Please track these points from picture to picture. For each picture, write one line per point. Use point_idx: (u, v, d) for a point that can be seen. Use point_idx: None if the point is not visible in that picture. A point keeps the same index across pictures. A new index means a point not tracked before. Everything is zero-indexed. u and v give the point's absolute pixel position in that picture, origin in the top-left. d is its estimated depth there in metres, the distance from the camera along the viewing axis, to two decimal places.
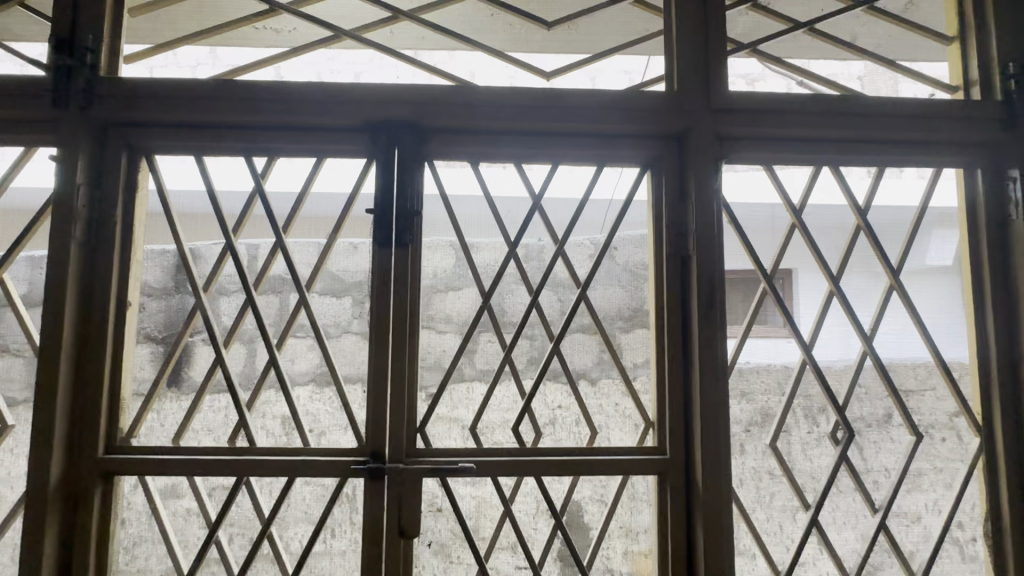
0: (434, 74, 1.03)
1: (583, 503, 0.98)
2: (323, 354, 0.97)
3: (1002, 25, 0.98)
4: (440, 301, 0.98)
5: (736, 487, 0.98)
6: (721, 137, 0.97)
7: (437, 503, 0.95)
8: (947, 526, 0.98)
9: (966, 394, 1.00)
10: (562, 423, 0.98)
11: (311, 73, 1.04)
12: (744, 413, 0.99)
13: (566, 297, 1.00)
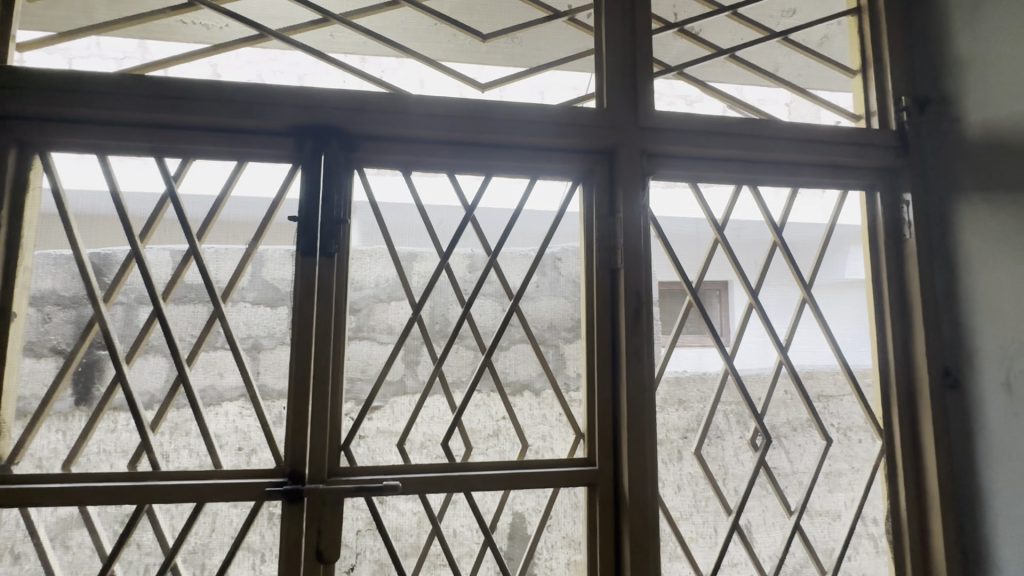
0: (379, 83, 1.01)
1: (526, 515, 0.96)
2: (251, 368, 0.92)
3: (896, 63, 1.08)
4: (382, 311, 0.95)
5: (675, 493, 1.00)
6: (648, 154, 1.01)
7: (376, 521, 0.91)
8: (856, 523, 1.04)
9: (869, 400, 1.07)
10: (505, 433, 0.96)
11: (250, 73, 0.97)
12: (681, 420, 1.02)
13: (509, 307, 0.99)
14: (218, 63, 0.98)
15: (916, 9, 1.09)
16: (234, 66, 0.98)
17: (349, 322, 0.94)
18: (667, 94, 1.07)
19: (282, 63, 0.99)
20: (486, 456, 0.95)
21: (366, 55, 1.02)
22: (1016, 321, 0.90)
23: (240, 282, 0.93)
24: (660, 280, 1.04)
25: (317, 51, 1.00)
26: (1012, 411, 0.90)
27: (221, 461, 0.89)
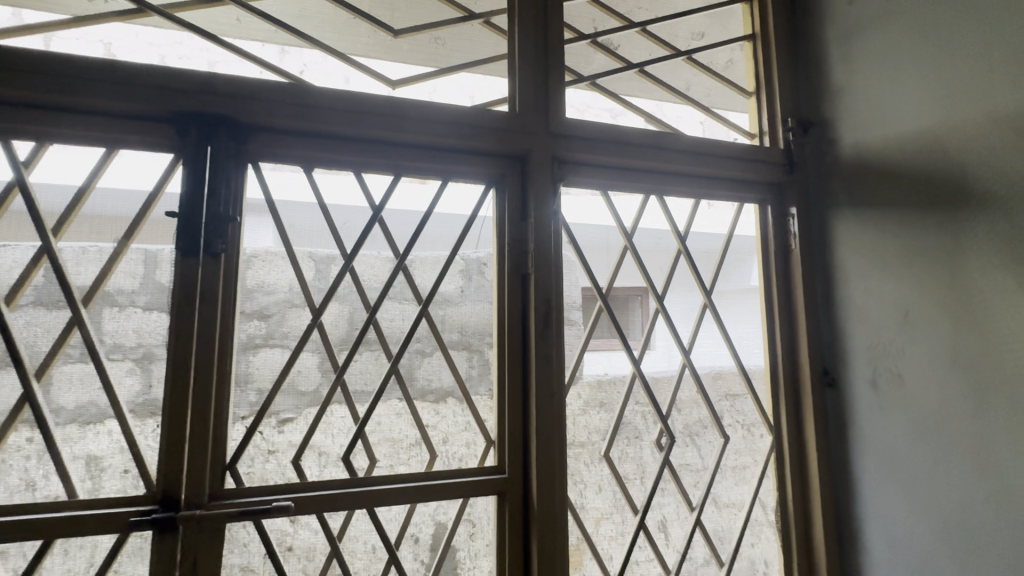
0: (281, 74, 0.93)
1: (450, 525, 0.92)
2: (147, 379, 0.81)
3: (784, 87, 1.17)
4: (296, 317, 0.89)
5: (596, 494, 1.01)
6: (559, 160, 1.01)
7: (288, 541, 0.85)
8: (750, 517, 1.10)
9: (762, 399, 1.14)
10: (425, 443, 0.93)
11: (152, 56, 0.87)
12: (603, 421, 1.03)
13: (433, 312, 0.96)
14: (113, 42, 0.86)
15: (801, 40, 1.19)
16: (133, 48, 0.87)
17: (238, 329, 0.86)
18: (594, 106, 1.10)
19: (189, 47, 0.89)
20: (392, 470, 0.91)
21: (283, 46, 0.95)
22: (881, 326, 1.00)
23: (128, 286, 0.82)
24: (571, 286, 1.04)
25: (212, 35, 0.91)
26: (879, 407, 1.00)
27: (103, 485, 0.78)
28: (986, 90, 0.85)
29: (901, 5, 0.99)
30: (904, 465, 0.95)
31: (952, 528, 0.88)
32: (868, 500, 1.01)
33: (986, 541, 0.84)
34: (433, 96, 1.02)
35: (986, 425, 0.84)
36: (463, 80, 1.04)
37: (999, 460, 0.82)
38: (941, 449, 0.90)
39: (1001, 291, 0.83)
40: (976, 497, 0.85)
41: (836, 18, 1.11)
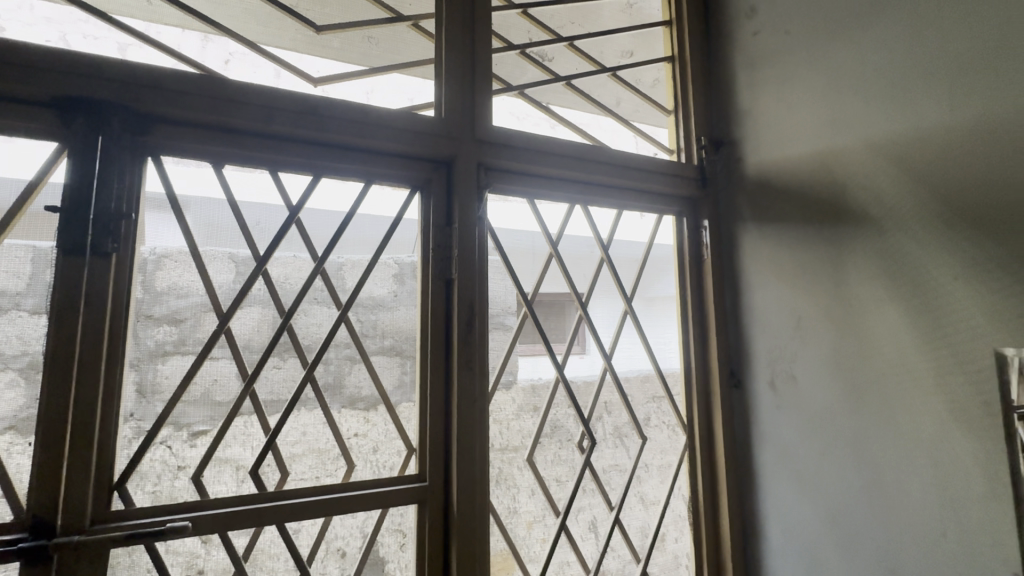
0: (197, 63, 0.87)
1: (379, 536, 0.90)
2: (32, 393, 0.73)
3: (698, 107, 1.25)
4: (206, 324, 0.84)
5: (528, 497, 1.03)
6: (484, 167, 1.02)
7: (197, 564, 0.79)
8: (665, 514, 1.15)
9: (677, 400, 1.20)
10: (359, 451, 0.91)
11: (51, 32, 0.78)
12: (535, 425, 1.05)
13: (365, 318, 0.94)
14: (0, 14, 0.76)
15: (714, 64, 1.28)
16: (26, 22, 0.77)
17: (140, 335, 0.80)
18: (535, 116, 1.14)
19: (96, 26, 0.82)
20: (304, 482, 0.87)
21: (208, 34, 0.90)
22: (779, 331, 1.09)
23: (10, 286, 0.73)
24: (495, 292, 1.05)
25: (118, 16, 0.84)
26: (776, 406, 1.09)
27: None
28: (861, 121, 0.95)
29: (795, 39, 1.08)
30: (797, 459, 1.04)
31: (834, 514, 0.98)
32: (768, 492, 1.09)
33: (861, 524, 0.93)
34: (370, 96, 0.99)
35: (861, 420, 0.94)
36: (399, 82, 1.03)
37: (871, 452, 0.92)
38: (826, 443, 0.99)
39: (873, 300, 0.93)
40: (854, 486, 0.95)
41: (743, 48, 1.20)
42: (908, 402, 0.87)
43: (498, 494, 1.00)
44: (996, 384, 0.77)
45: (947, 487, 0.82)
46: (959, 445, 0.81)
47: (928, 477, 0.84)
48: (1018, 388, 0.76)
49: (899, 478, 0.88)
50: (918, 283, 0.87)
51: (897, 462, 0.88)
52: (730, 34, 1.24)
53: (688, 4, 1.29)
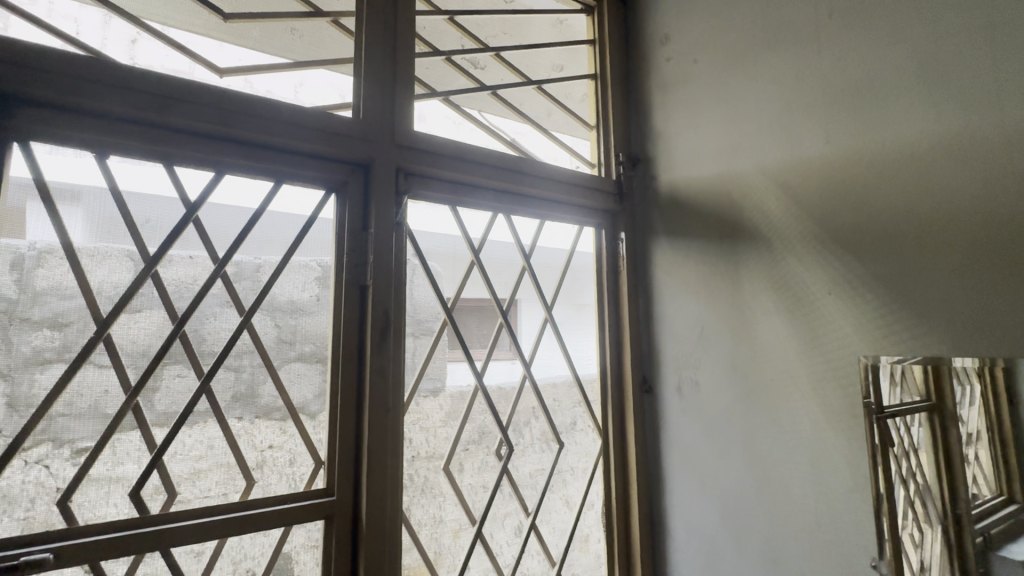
0: (88, 45, 0.79)
1: (295, 552, 0.86)
2: None
3: (617, 125, 1.31)
4: (81, 330, 0.75)
5: (456, 504, 1.02)
6: (404, 172, 1.01)
7: None
8: (581, 516, 1.18)
9: (594, 405, 1.24)
10: (271, 465, 0.86)
11: None
12: (466, 432, 1.05)
13: (284, 322, 0.90)
14: None
15: (633, 85, 1.34)
16: None
17: (12, 340, 0.71)
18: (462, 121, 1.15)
19: None
20: (198, 503, 0.80)
21: (110, 13, 0.82)
22: (685, 339, 1.16)
23: None
24: (412, 297, 1.03)
25: None
26: (681, 409, 1.16)
27: None
28: (756, 147, 1.04)
29: (702, 67, 1.16)
30: (699, 459, 1.11)
31: (729, 509, 1.05)
32: (675, 492, 1.16)
33: (751, 518, 1.01)
34: (300, 90, 0.96)
35: (752, 422, 1.02)
36: (324, 77, 0.98)
37: (760, 450, 1.00)
38: (723, 445, 1.07)
39: (764, 312, 1.01)
40: (746, 483, 1.02)
41: (658, 71, 1.28)
42: (792, 406, 0.96)
43: (422, 503, 0.99)
44: (863, 386, 0.86)
45: (821, 482, 0.91)
46: (831, 444, 0.90)
47: (806, 474, 0.93)
48: (890, 390, 0.82)
49: (783, 475, 0.96)
50: (800, 297, 0.96)
51: (781, 461, 0.97)
52: (647, 57, 1.31)
53: (610, 26, 1.35)
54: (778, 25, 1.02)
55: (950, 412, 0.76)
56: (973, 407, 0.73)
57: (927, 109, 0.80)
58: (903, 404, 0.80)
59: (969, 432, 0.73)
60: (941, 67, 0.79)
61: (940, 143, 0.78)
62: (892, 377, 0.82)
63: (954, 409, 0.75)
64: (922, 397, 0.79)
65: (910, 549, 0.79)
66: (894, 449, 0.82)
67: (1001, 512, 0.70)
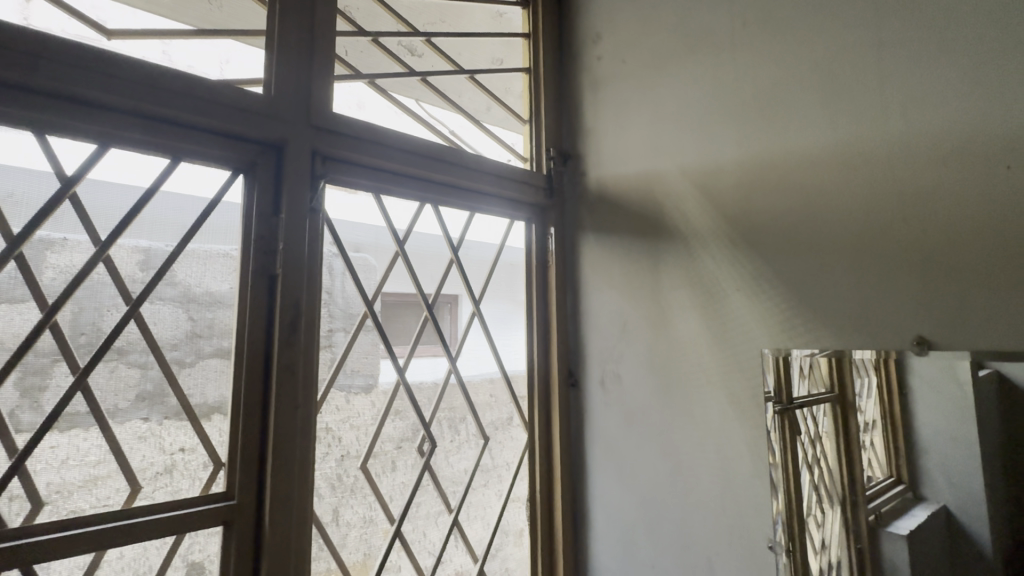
0: None
1: (208, 561, 0.80)
2: None
3: (548, 120, 1.31)
4: None
5: (388, 504, 1.00)
6: (321, 156, 0.95)
7: None
8: (504, 510, 1.18)
9: (521, 401, 1.24)
10: (183, 469, 0.80)
11: None
12: (397, 430, 1.03)
13: (199, 316, 0.83)
14: None
15: (566, 81, 1.35)
16: None
17: None
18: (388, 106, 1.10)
19: None
20: (94, 512, 0.73)
21: None
22: (608, 334, 1.18)
23: None
24: (329, 288, 0.97)
25: None
26: (603, 403, 1.18)
27: None
28: (678, 148, 1.07)
29: (630, 67, 1.19)
30: (619, 451, 1.14)
31: (646, 499, 1.08)
32: (596, 482, 1.18)
33: (665, 506, 1.05)
34: (227, 67, 0.89)
35: (669, 414, 1.05)
36: (237, 50, 0.90)
37: (675, 441, 1.04)
38: (641, 436, 1.10)
39: (680, 308, 1.05)
40: (661, 473, 1.06)
41: (589, 69, 1.29)
42: (703, 397, 1.00)
43: (351, 503, 0.95)
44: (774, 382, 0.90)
45: (726, 469, 0.95)
46: (736, 433, 0.95)
47: (714, 461, 0.97)
48: (801, 385, 0.87)
49: (693, 464, 1.00)
50: (713, 294, 1.00)
51: (692, 451, 1.01)
52: (580, 55, 1.32)
53: (544, 20, 1.34)
54: (699, 31, 1.05)
55: (849, 403, 0.81)
56: (870, 398, 0.79)
57: (824, 118, 0.86)
58: (812, 395, 0.85)
59: (867, 420, 0.79)
60: (838, 80, 0.85)
61: (834, 150, 0.84)
62: (801, 370, 0.87)
63: (853, 400, 0.81)
64: (826, 389, 0.84)
65: (813, 528, 0.84)
66: (802, 436, 0.86)
67: (891, 491, 0.77)
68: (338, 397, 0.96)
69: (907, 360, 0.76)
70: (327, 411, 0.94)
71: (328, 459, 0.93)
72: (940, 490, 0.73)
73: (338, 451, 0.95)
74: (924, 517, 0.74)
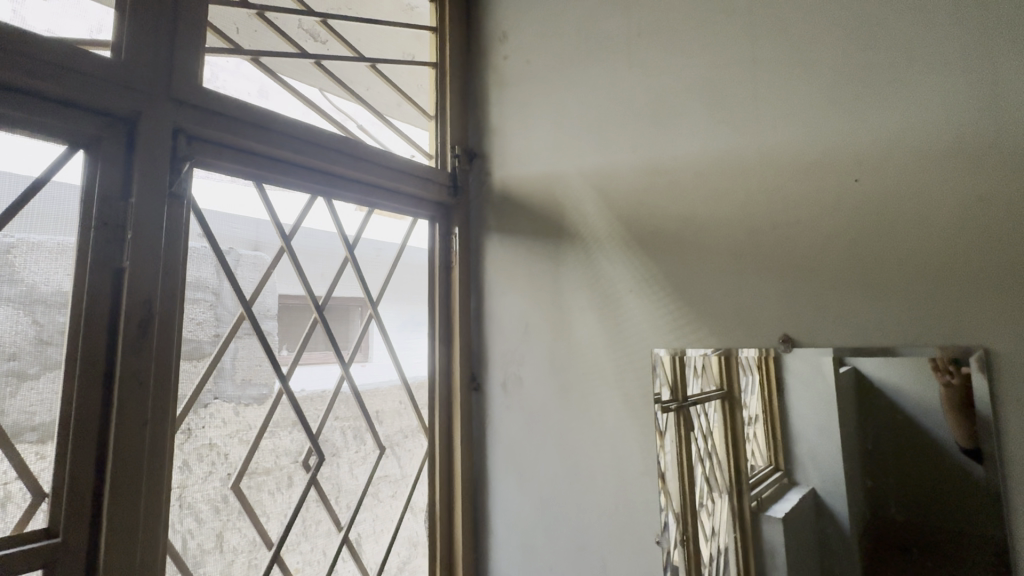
0: None
1: None
2: None
3: (454, 117, 1.28)
4: None
5: (272, 527, 0.91)
6: (186, 135, 0.84)
7: None
8: (401, 523, 1.12)
9: (421, 408, 1.19)
10: (17, 502, 0.67)
11: None
12: (294, 442, 0.95)
13: (48, 320, 0.71)
14: None
15: (473, 80, 1.33)
16: None
17: None
18: (270, 88, 0.99)
19: None
20: None
21: None
22: (510, 336, 1.17)
23: None
24: (189, 276, 0.85)
25: None
26: (505, 406, 1.16)
27: None
28: (578, 151, 1.08)
29: (534, 69, 1.19)
30: (520, 453, 1.12)
31: (546, 501, 1.07)
32: (497, 488, 1.16)
33: (563, 508, 1.04)
34: (98, 36, 0.78)
35: (567, 416, 1.06)
36: (94, 7, 0.78)
37: (573, 442, 1.04)
38: (541, 438, 1.09)
39: (579, 310, 1.06)
40: (559, 474, 1.06)
41: (496, 68, 1.27)
42: (598, 397, 1.02)
43: (239, 527, 0.87)
44: (665, 380, 0.93)
45: (619, 467, 0.98)
46: (630, 431, 0.97)
47: (608, 459, 0.99)
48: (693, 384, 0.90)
49: (590, 463, 1.01)
50: (610, 297, 1.02)
51: (588, 450, 1.02)
52: (487, 54, 1.30)
53: (451, 14, 1.30)
54: (600, 38, 1.07)
55: (736, 398, 0.85)
56: (754, 394, 0.83)
57: (707, 129, 0.91)
58: (702, 393, 0.88)
59: (751, 415, 0.83)
60: (717, 95, 0.90)
61: (715, 160, 0.89)
62: (695, 369, 0.90)
63: (739, 396, 0.84)
64: (716, 387, 0.87)
65: (705, 518, 0.87)
66: (695, 432, 0.90)
67: (770, 477, 0.81)
68: (225, 409, 0.87)
69: (782, 358, 0.81)
70: (212, 426, 0.86)
71: (212, 479, 0.85)
72: (810, 474, 0.77)
73: (225, 469, 0.86)
74: (797, 501, 0.78)
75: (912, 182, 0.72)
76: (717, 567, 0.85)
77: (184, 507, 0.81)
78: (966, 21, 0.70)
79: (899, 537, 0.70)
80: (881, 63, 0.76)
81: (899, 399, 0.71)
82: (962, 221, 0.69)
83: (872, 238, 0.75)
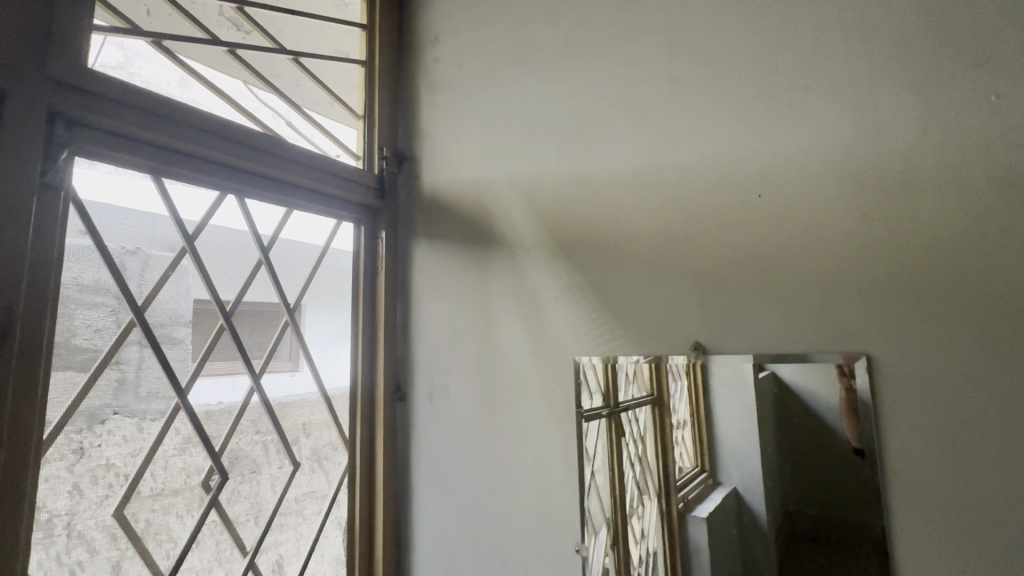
0: None
1: None
2: None
3: (383, 118, 1.24)
4: None
5: (174, 554, 0.84)
6: (65, 120, 0.75)
7: None
8: (317, 544, 1.05)
9: (342, 422, 1.13)
10: None
11: None
12: (206, 460, 0.89)
13: None
14: None
15: (404, 81, 1.29)
16: None
17: None
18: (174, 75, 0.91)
19: None
20: None
21: None
22: (438, 344, 1.14)
23: None
24: (83, 278, 0.77)
25: None
26: (432, 417, 1.13)
27: None
28: (507, 159, 1.08)
29: (466, 73, 1.17)
30: (447, 465, 1.09)
31: (471, 514, 1.04)
32: (421, 503, 1.12)
33: (487, 520, 1.02)
34: None
35: (493, 425, 1.04)
36: None
37: (499, 452, 1.02)
38: (466, 448, 1.07)
39: (506, 318, 1.05)
40: (485, 485, 1.03)
41: (428, 70, 1.25)
42: (524, 406, 1.01)
43: (137, 556, 0.80)
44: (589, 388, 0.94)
45: (544, 476, 0.97)
46: (554, 439, 0.97)
47: (533, 468, 0.98)
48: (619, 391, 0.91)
49: (516, 473, 1.00)
50: (536, 304, 1.01)
51: (514, 460, 1.01)
52: (418, 55, 1.27)
53: (382, 12, 1.27)
54: (530, 47, 1.08)
55: (665, 403, 0.86)
56: (683, 401, 0.84)
57: (629, 143, 0.93)
58: (635, 399, 0.89)
59: (679, 419, 0.84)
60: (639, 110, 0.93)
61: (636, 172, 0.92)
62: (627, 375, 0.91)
63: (668, 401, 0.86)
64: (647, 393, 0.88)
65: (635, 521, 0.88)
66: (626, 438, 0.90)
67: (697, 478, 0.83)
68: (127, 425, 0.80)
69: (709, 365, 0.82)
70: (110, 444, 0.78)
71: (107, 504, 0.77)
72: (732, 475, 0.80)
73: (122, 492, 0.79)
74: (720, 500, 0.81)
75: (808, 200, 0.77)
76: (646, 567, 0.86)
77: (73, 536, 0.73)
78: (856, 54, 0.76)
79: (809, 537, 0.73)
80: (784, 88, 0.81)
81: (814, 404, 0.74)
82: (851, 237, 0.74)
83: (775, 252, 0.79)
